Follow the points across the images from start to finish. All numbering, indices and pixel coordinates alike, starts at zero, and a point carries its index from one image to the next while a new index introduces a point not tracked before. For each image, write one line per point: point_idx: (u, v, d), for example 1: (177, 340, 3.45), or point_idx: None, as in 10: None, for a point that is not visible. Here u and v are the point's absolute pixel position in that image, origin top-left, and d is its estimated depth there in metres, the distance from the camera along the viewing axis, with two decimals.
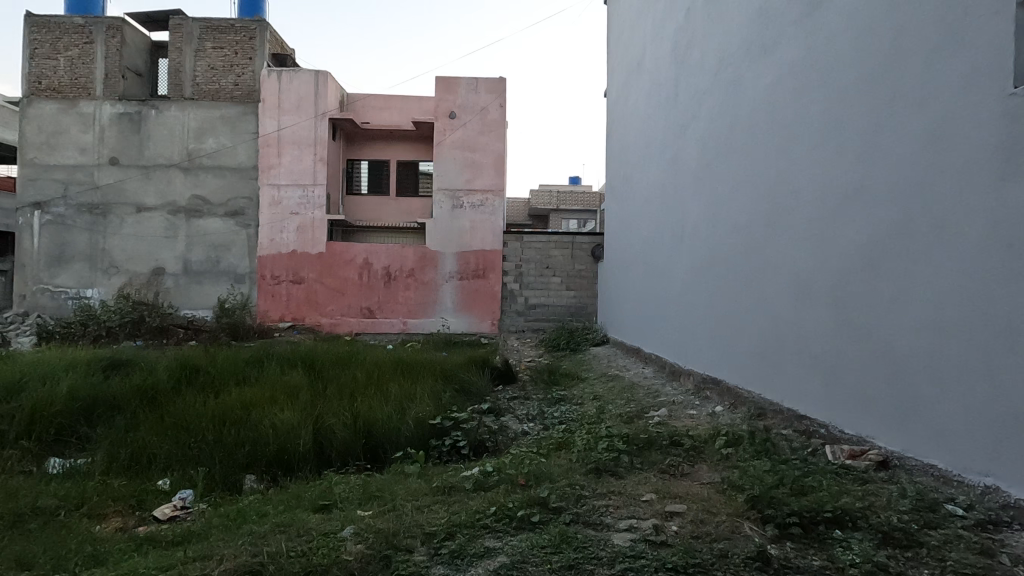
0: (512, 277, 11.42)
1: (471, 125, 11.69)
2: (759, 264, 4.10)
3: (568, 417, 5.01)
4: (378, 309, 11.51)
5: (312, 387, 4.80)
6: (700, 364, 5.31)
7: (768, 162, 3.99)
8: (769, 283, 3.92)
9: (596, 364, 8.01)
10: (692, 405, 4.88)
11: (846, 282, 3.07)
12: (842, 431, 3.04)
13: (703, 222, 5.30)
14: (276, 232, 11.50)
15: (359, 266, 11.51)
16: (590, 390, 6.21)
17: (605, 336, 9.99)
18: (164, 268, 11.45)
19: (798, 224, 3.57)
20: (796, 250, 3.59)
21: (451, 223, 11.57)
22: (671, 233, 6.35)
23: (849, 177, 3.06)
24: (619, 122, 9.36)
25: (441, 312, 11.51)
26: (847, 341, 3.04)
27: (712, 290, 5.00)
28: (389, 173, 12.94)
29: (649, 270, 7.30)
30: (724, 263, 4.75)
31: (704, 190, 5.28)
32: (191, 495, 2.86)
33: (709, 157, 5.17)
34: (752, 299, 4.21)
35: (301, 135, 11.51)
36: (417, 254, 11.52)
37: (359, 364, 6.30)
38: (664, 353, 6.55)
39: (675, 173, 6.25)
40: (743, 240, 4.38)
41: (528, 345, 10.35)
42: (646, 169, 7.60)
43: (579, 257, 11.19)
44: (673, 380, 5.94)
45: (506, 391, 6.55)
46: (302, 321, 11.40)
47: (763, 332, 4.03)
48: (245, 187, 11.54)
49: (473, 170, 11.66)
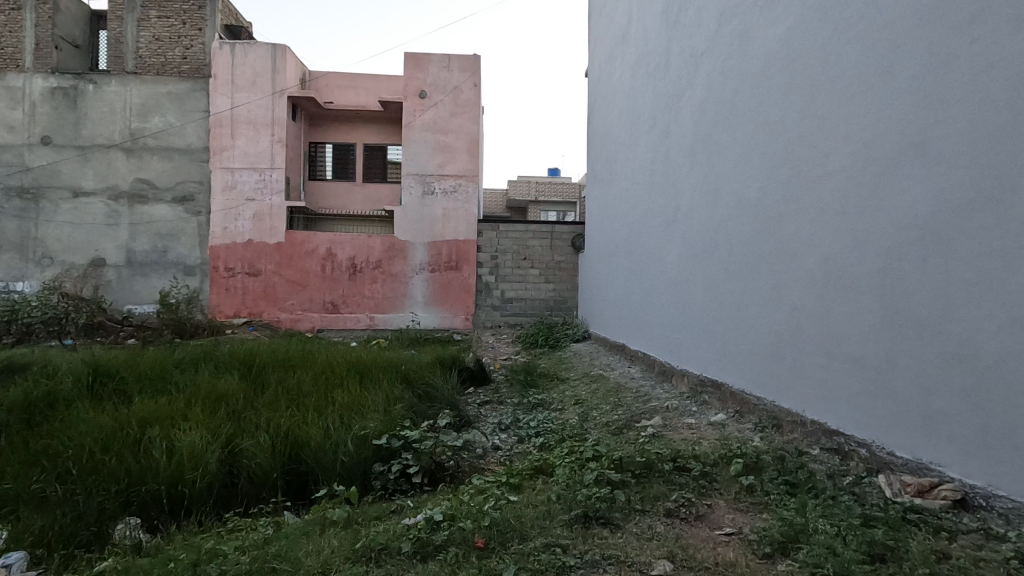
0: (488, 269, 10.68)
1: (443, 105, 10.89)
2: (772, 247, 3.46)
3: (546, 429, 4.32)
4: (343, 303, 10.67)
5: (241, 396, 4.03)
6: (696, 363, 4.67)
7: (786, 124, 3.32)
8: (786, 271, 3.28)
9: (577, 363, 7.35)
10: (689, 412, 4.23)
11: (897, 264, 2.42)
12: (892, 453, 2.41)
13: (700, 203, 4.66)
14: (230, 220, 10.55)
15: (321, 257, 10.64)
16: (572, 393, 5.52)
17: (587, 332, 9.34)
18: (105, 259, 10.42)
19: (828, 195, 2.90)
20: (824, 226, 2.94)
21: (422, 211, 10.77)
22: (661, 218, 5.71)
23: (904, 130, 2.40)
24: (601, 101, 8.68)
25: (411, 306, 10.72)
26: (900, 341, 2.39)
27: (711, 280, 4.37)
28: (356, 157, 12.05)
29: (636, 261, 6.67)
30: (727, 249, 4.11)
31: (702, 166, 4.62)
32: (29, 559, 2.11)
33: (708, 127, 4.52)
34: (763, 288, 3.57)
35: (257, 114, 10.58)
36: (385, 244, 10.69)
37: (309, 365, 5.51)
38: (653, 351, 5.93)
39: (666, 149, 5.60)
40: (752, 220, 3.73)
41: (504, 342, 9.66)
42: (633, 150, 6.93)
43: (558, 248, 10.52)
44: (665, 382, 5.30)
45: (477, 395, 5.82)
46: (259, 317, 10.50)
47: (777, 329, 3.39)
48: (195, 170, 10.57)
49: (446, 154, 10.88)
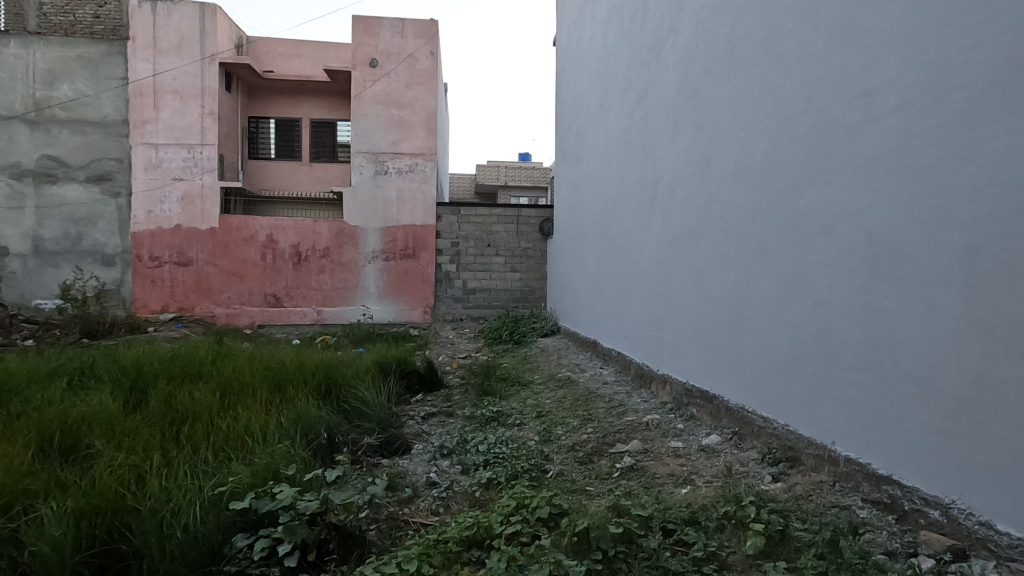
0: (448, 257, 9.72)
1: (398, 75, 9.82)
2: (786, 225, 2.64)
3: (498, 454, 3.47)
4: (287, 296, 9.60)
5: (96, 427, 3.07)
6: (681, 369, 3.87)
7: (811, 57, 2.47)
8: (808, 257, 2.47)
9: (543, 361, 6.53)
10: (674, 432, 3.42)
11: (1002, 243, 1.61)
12: (989, 527, 1.64)
13: (687, 173, 3.83)
14: (155, 202, 9.34)
15: (261, 245, 9.52)
16: (534, 402, 4.68)
17: (556, 325, 8.49)
18: (8, 247, 9.13)
19: (878, 145, 2.08)
20: (867, 192, 2.13)
21: (374, 193, 9.73)
22: (638, 195, 4.89)
23: (1016, 37, 1.58)
24: (570, 69, 7.78)
25: (363, 298, 9.71)
26: (1002, 360, 1.60)
27: (701, 267, 3.56)
28: (302, 133, 10.88)
29: (609, 247, 5.85)
30: (722, 228, 3.29)
31: (690, 127, 3.78)
32: None
33: (697, 79, 3.67)
34: (771, 278, 2.76)
35: (184, 83, 9.34)
36: (333, 230, 9.63)
37: (217, 373, 4.51)
38: (628, 350, 5.12)
39: (644, 113, 4.75)
40: (757, 189, 2.91)
41: (465, 338, 8.77)
42: (604, 119, 6.06)
43: (525, 234, 9.64)
44: (643, 390, 4.49)
45: (421, 406, 4.94)
46: (191, 312, 9.37)
47: (791, 333, 2.60)
48: (113, 146, 9.31)
49: (400, 130, 9.84)
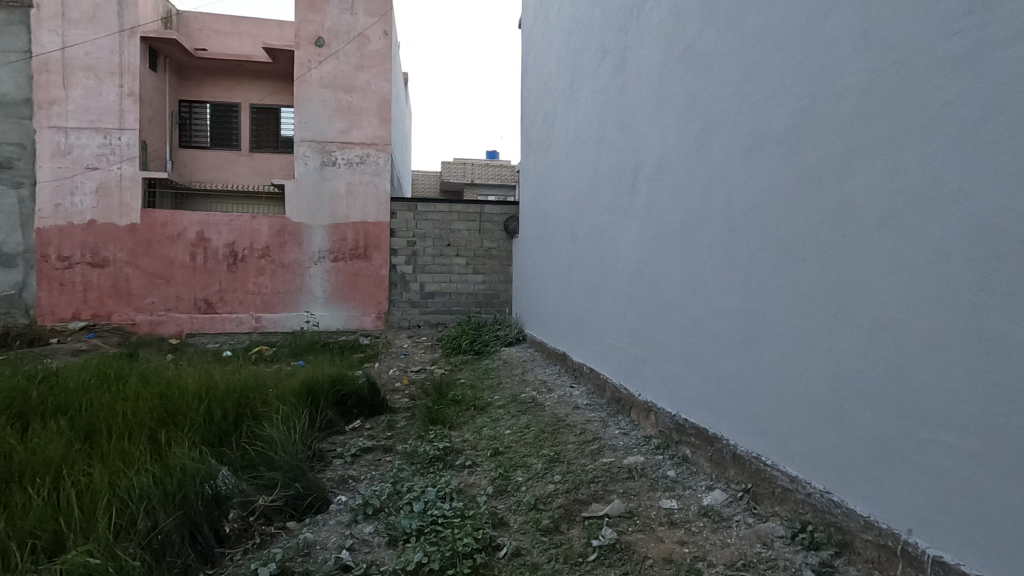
0: (404, 257, 8.81)
1: (347, 56, 8.87)
2: (828, 214, 1.92)
3: (437, 514, 2.65)
4: (221, 301, 8.54)
5: None
6: (669, 396, 3.13)
7: None
8: (868, 260, 1.75)
9: (506, 376, 5.74)
10: (665, 483, 2.67)
11: None
12: None
13: (677, 154, 3.09)
14: (64, 194, 8.17)
15: (190, 244, 8.44)
16: (490, 434, 3.87)
17: (522, 333, 7.67)
18: None
19: (1009, 83, 1.35)
20: (990, 159, 1.39)
21: (321, 186, 8.76)
22: (614, 185, 4.15)
23: None
24: (537, 49, 6.99)
25: (308, 304, 8.72)
26: None
27: (696, 271, 2.84)
28: (241, 119, 9.80)
29: (579, 246, 5.12)
30: (727, 222, 2.56)
31: (680, 98, 3.05)
32: None
33: (691, 34, 2.94)
34: (802, 289, 2.05)
35: (99, 58, 8.20)
36: (274, 227, 8.62)
37: (88, 406, 3.57)
38: (603, 367, 4.36)
39: (622, 88, 4.01)
40: (779, 169, 2.19)
41: (421, 348, 7.91)
42: (574, 100, 5.31)
43: (488, 233, 8.84)
44: (621, 418, 3.73)
45: (355, 439, 4.08)
46: (106, 320, 8.23)
47: (834, 365, 1.88)
48: (13, 129, 8.11)
49: (350, 117, 8.90)
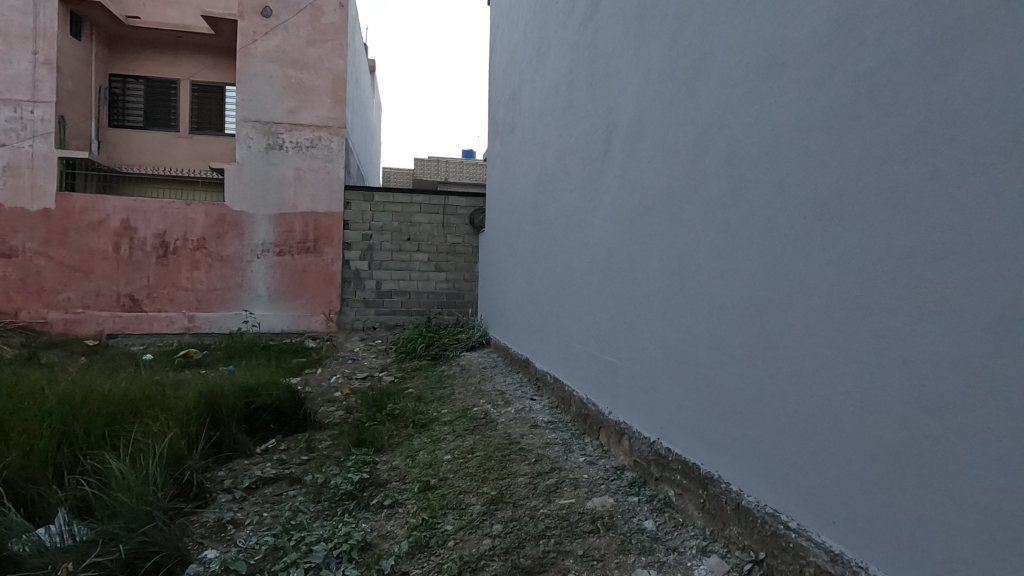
0: (358, 252, 7.97)
1: (297, 29, 8.05)
2: (900, 145, 1.22)
3: None
4: (148, 298, 7.59)
5: None
6: (648, 417, 2.40)
7: None
8: (985, 208, 1.04)
9: (461, 385, 4.96)
10: (642, 542, 1.92)
11: None
12: None
13: (660, 101, 2.39)
14: None
15: (113, 233, 7.47)
16: (425, 460, 3.08)
17: (485, 337, 6.86)
18: None
19: None
20: None
21: (266, 170, 7.89)
22: (583, 156, 3.44)
23: None
24: (503, 19, 6.28)
25: (249, 302, 7.82)
26: None
27: (685, 251, 2.12)
28: (180, 98, 8.87)
29: (546, 234, 4.39)
30: (729, 179, 1.85)
31: (665, 27, 2.36)
32: None
33: None
34: (855, 268, 1.33)
35: (9, 21, 7.24)
36: (212, 216, 7.71)
37: None
38: (569, 376, 3.62)
39: (593, 37, 3.31)
40: (813, 92, 1.49)
41: (373, 351, 7.08)
42: (541, 65, 4.60)
43: (451, 227, 8.06)
44: (588, 441, 2.98)
45: (257, 465, 3.25)
46: (13, 318, 7.24)
47: (914, 383, 1.17)
48: None
49: (300, 95, 8.06)
